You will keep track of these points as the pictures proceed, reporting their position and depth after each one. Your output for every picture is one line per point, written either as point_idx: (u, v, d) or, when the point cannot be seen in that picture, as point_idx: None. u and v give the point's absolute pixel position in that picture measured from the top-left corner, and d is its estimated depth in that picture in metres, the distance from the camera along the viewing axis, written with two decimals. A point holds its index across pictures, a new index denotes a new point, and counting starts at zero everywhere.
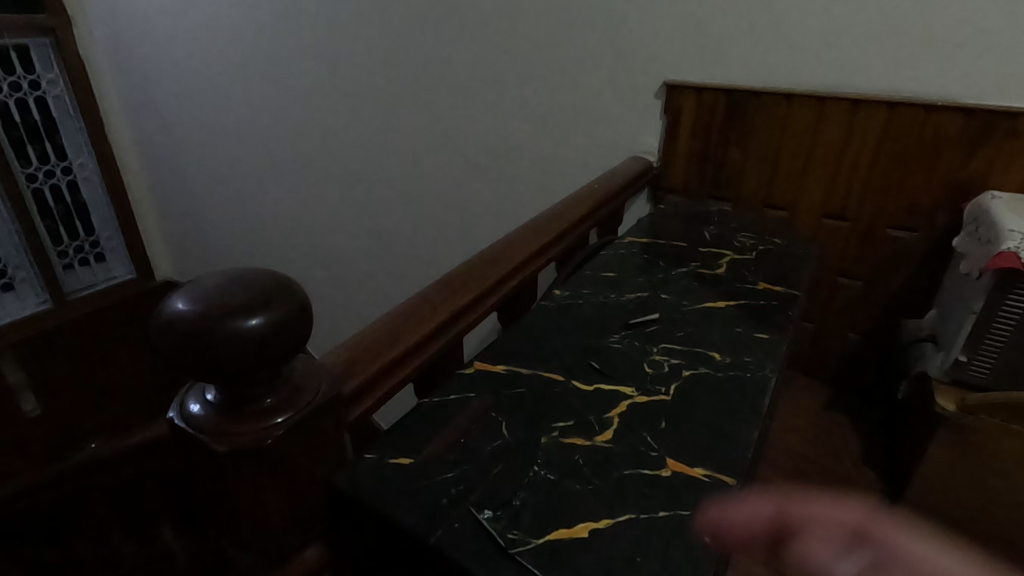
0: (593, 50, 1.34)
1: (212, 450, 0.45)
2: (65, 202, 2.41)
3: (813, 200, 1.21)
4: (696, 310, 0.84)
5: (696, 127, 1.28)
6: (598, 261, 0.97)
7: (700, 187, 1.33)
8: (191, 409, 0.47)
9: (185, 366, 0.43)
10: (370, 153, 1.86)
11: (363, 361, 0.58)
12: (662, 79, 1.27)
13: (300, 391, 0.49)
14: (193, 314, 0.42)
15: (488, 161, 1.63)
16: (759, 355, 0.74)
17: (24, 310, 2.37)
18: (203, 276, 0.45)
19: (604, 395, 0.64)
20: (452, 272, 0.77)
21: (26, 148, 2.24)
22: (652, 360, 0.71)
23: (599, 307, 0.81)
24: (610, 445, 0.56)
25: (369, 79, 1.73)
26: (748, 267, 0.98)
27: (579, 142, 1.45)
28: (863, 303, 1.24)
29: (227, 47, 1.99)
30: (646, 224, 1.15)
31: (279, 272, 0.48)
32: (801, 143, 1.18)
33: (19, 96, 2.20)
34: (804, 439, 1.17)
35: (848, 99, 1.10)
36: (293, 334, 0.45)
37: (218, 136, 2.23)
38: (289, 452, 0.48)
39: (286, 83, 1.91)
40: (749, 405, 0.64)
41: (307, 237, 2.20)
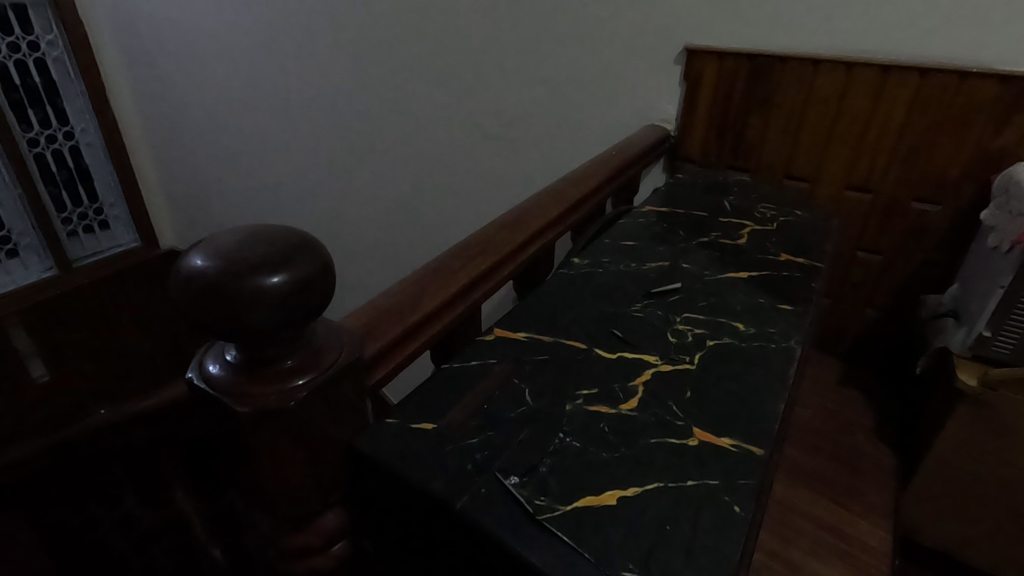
0: (612, 12, 1.28)
1: (233, 411, 0.43)
2: (68, 167, 2.38)
3: (835, 171, 1.18)
4: (718, 280, 0.82)
5: (716, 94, 1.24)
6: (616, 230, 0.94)
7: (718, 157, 1.30)
8: (210, 370, 0.46)
9: (205, 325, 0.42)
10: (378, 119, 1.82)
11: (383, 325, 0.56)
12: (682, 43, 1.23)
13: (321, 353, 0.48)
14: (213, 270, 0.40)
15: (499, 129, 1.59)
16: (784, 327, 0.72)
17: (29, 277, 2.37)
18: (221, 233, 0.44)
19: (627, 363, 0.62)
20: (470, 237, 0.75)
21: (26, 111, 2.20)
22: (675, 329, 0.69)
23: (619, 275, 0.79)
24: (636, 414, 0.55)
25: (377, 41, 1.68)
26: (770, 239, 0.96)
27: (594, 108, 1.41)
28: (882, 277, 1.21)
29: (230, 7, 1.93)
30: (664, 194, 1.12)
31: (300, 229, 0.46)
32: (826, 111, 1.14)
33: (18, 57, 2.15)
34: (817, 413, 1.17)
35: (878, 65, 1.05)
36: (315, 294, 0.44)
37: (222, 101, 2.18)
38: (311, 415, 0.46)
39: (291, 44, 1.86)
40: (776, 376, 0.63)
41: (314, 206, 2.18)
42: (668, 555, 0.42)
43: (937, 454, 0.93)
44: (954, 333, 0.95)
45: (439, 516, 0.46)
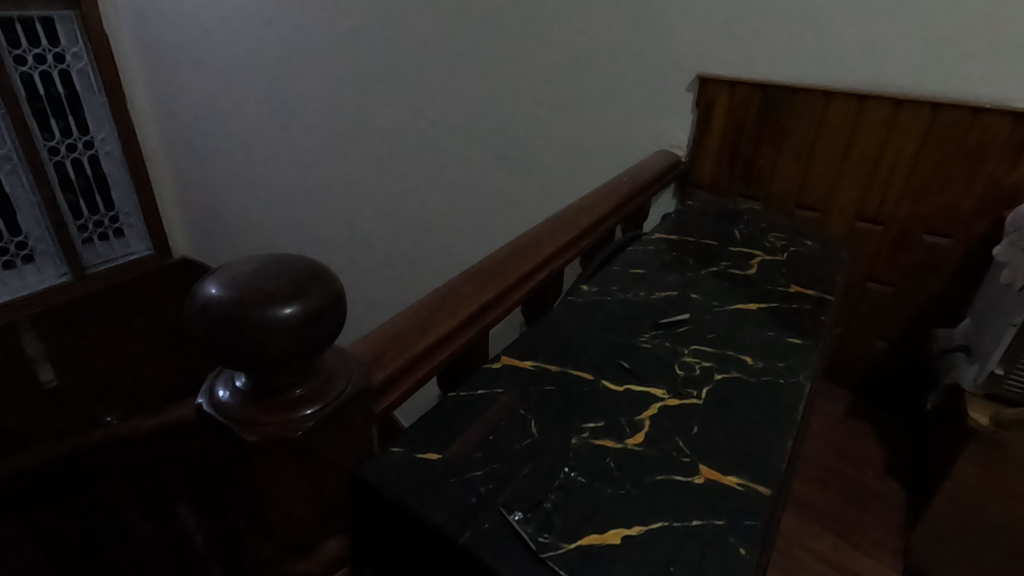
0: (627, 39, 1.30)
1: (239, 439, 0.43)
2: (86, 176, 2.43)
3: (846, 202, 1.18)
4: (727, 312, 0.82)
5: (727, 123, 1.25)
6: (625, 257, 0.95)
7: (728, 184, 1.30)
8: (220, 396, 0.46)
9: (216, 352, 0.42)
10: (390, 138, 1.84)
11: (391, 351, 0.57)
12: (695, 72, 1.24)
13: (330, 381, 0.48)
14: (226, 299, 0.41)
15: (513, 151, 1.60)
16: (792, 362, 0.72)
17: (43, 282, 2.42)
18: (238, 260, 0.44)
19: (634, 396, 0.62)
20: (480, 263, 0.76)
21: (49, 121, 2.25)
22: (683, 361, 0.69)
23: (627, 304, 0.79)
24: (642, 449, 0.55)
25: (395, 62, 1.70)
26: (780, 270, 0.96)
27: (607, 134, 1.42)
28: (893, 309, 1.20)
29: (252, 26, 1.97)
30: (674, 221, 1.12)
31: (313, 258, 0.46)
32: (837, 143, 1.14)
33: (43, 69, 2.21)
34: (825, 446, 1.15)
35: (889, 99, 1.06)
36: (326, 324, 0.44)
37: (240, 115, 2.21)
38: (317, 443, 0.47)
39: (309, 63, 1.89)
40: (785, 412, 0.62)
41: (327, 222, 2.19)
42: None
43: (948, 493, 0.92)
44: (967, 369, 0.93)
45: (441, 549, 0.46)
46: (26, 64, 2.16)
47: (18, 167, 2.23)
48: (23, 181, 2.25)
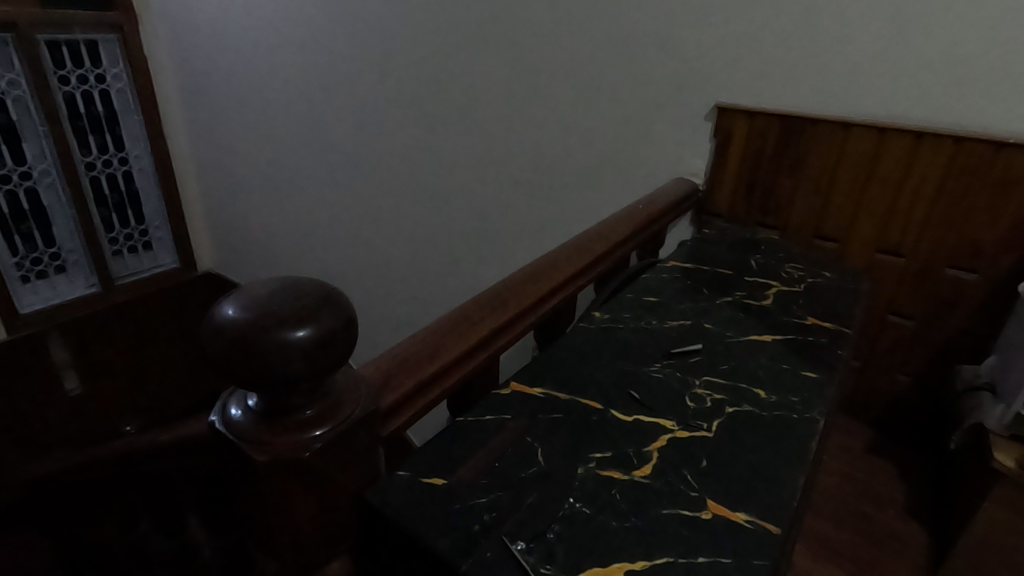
0: (647, 68, 1.32)
1: (249, 458, 0.44)
2: (119, 191, 2.52)
3: (866, 234, 1.17)
4: (741, 343, 0.81)
5: (745, 153, 1.25)
6: (639, 284, 0.95)
7: (746, 213, 1.30)
8: (232, 415, 0.47)
9: (230, 373, 0.43)
10: (411, 159, 1.88)
11: (401, 375, 0.57)
12: (713, 101, 1.25)
13: (340, 404, 0.48)
14: (242, 322, 0.42)
15: (532, 175, 1.62)
16: (807, 396, 0.71)
17: (73, 292, 2.50)
18: (256, 283, 0.46)
19: (643, 426, 0.62)
20: (493, 287, 0.77)
21: (87, 138, 2.35)
22: (694, 393, 0.68)
23: (639, 332, 0.79)
24: (649, 481, 0.54)
25: (419, 87, 1.75)
26: (796, 301, 0.95)
27: (625, 161, 1.43)
28: (915, 344, 1.18)
29: (284, 50, 2.04)
30: (690, 249, 1.12)
31: (327, 283, 0.47)
32: (857, 174, 1.14)
33: (85, 89, 2.31)
34: (843, 482, 1.12)
35: (910, 132, 1.05)
36: (338, 347, 0.45)
37: (268, 135, 2.28)
38: (325, 464, 0.47)
39: (336, 86, 1.95)
40: (798, 448, 0.61)
41: (348, 240, 2.23)
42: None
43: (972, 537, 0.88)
44: (992, 409, 0.91)
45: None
46: (69, 84, 2.26)
47: (56, 182, 2.33)
48: (60, 194, 2.34)
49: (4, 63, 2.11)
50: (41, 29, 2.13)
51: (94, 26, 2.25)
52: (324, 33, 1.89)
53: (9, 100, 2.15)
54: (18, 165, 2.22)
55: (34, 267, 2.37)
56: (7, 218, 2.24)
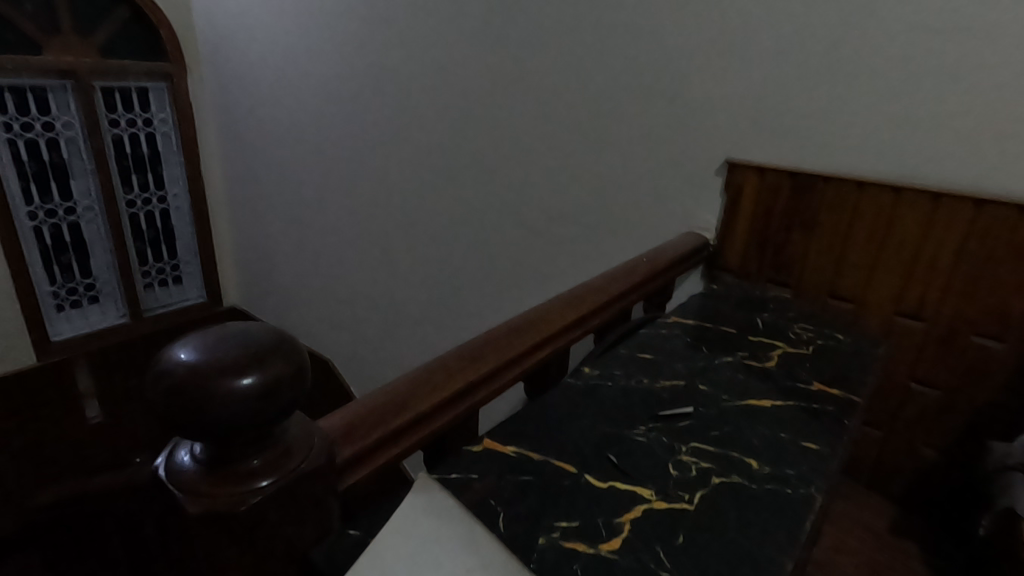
0: (659, 124, 1.34)
1: (186, 510, 0.43)
2: (155, 227, 2.64)
3: (883, 296, 1.11)
4: (737, 407, 0.76)
5: (756, 209, 1.23)
6: (636, 339, 0.92)
7: (757, 270, 1.26)
8: (178, 462, 0.46)
9: (171, 420, 0.42)
10: (430, 205, 1.92)
11: (364, 427, 0.56)
12: (724, 156, 1.25)
13: (288, 454, 0.47)
14: (186, 368, 0.42)
15: (545, 225, 1.63)
16: (804, 470, 0.66)
17: (104, 322, 2.59)
18: (211, 328, 0.45)
19: (617, 495, 0.58)
20: (478, 337, 0.75)
21: (130, 177, 2.49)
22: (679, 460, 0.64)
23: (628, 391, 0.76)
24: (615, 557, 0.50)
25: (439, 137, 1.81)
26: (803, 364, 0.90)
27: (637, 213, 1.43)
28: (941, 415, 1.10)
29: (317, 100, 2.14)
30: (695, 305, 1.09)
31: (283, 329, 0.47)
32: (872, 234, 1.10)
33: (132, 131, 2.46)
34: (861, 564, 1.03)
35: (927, 193, 1.02)
36: (285, 397, 0.44)
37: (297, 179, 2.36)
38: (266, 519, 0.45)
39: (363, 134, 2.03)
40: (787, 528, 0.56)
41: (367, 281, 2.26)
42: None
43: None
44: None
45: None
46: (118, 127, 2.41)
47: (97, 217, 2.46)
48: (100, 228, 2.47)
49: (62, 107, 2.28)
50: (97, 77, 2.30)
51: (147, 74, 2.42)
52: (355, 85, 1.98)
53: (62, 140, 2.31)
54: (64, 200, 2.36)
55: (69, 296, 2.48)
56: (49, 249, 2.37)
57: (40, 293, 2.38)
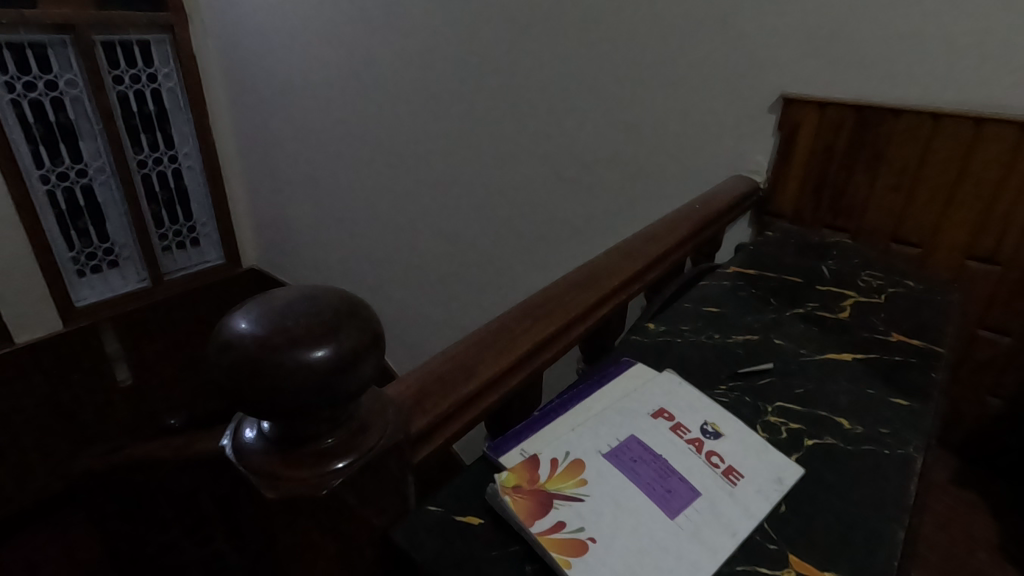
0: (701, 59, 1.24)
1: (262, 494, 0.39)
2: (169, 187, 2.57)
3: (955, 238, 1.04)
4: (818, 363, 0.71)
5: (814, 149, 1.14)
6: (696, 292, 0.86)
7: (813, 214, 1.19)
8: (245, 439, 0.42)
9: (237, 397, 0.37)
10: (451, 159, 1.84)
11: (435, 396, 0.52)
12: (779, 91, 1.15)
13: (364, 432, 0.43)
14: (252, 339, 0.37)
15: (576, 172, 1.56)
16: (899, 428, 0.61)
17: (126, 286, 2.56)
18: (269, 294, 0.40)
19: (744, 409, 0.62)
20: (534, 297, 0.70)
21: (139, 136, 2.40)
22: (767, 421, 0.60)
23: (698, 348, 0.71)
24: (805, 350, 0.74)
25: (456, 83, 1.72)
26: (878, 314, 0.84)
27: (678, 158, 1.35)
28: (1009, 363, 1.05)
29: (326, 48, 2.04)
30: (751, 252, 1.02)
31: (351, 293, 0.42)
32: (945, 172, 1.01)
33: (138, 88, 2.36)
34: (927, 518, 0.97)
35: (1013, 123, 0.93)
36: (362, 371, 0.39)
37: (311, 133, 2.29)
38: (345, 501, 0.41)
39: (379, 81, 1.93)
40: (891, 491, 0.52)
41: (389, 237, 2.21)
42: (690, 553, 0.45)
43: None
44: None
45: None
46: (122, 83, 2.31)
47: (110, 179, 2.39)
48: (113, 190, 2.41)
49: (63, 64, 2.17)
50: (97, 31, 2.18)
51: (148, 26, 2.31)
52: (366, 29, 1.87)
53: (67, 100, 2.21)
54: (75, 162, 2.28)
55: (89, 261, 2.43)
56: (64, 214, 2.30)
57: (60, 260, 2.33)
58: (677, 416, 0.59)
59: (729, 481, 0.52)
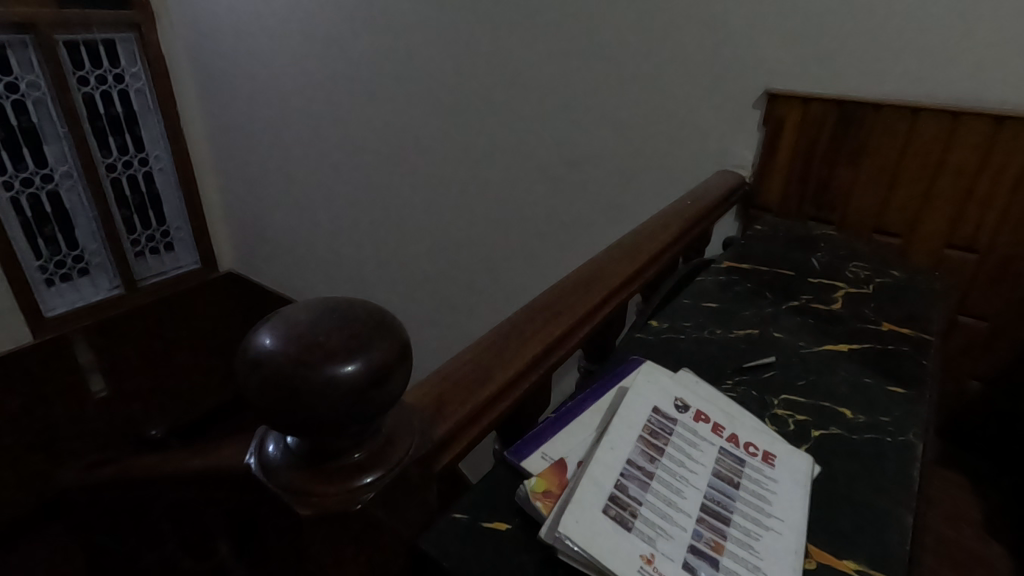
0: (684, 55, 1.25)
1: (293, 511, 0.39)
2: (140, 191, 2.49)
3: (933, 228, 1.08)
4: (816, 354, 0.73)
5: (798, 143, 1.16)
6: (694, 288, 0.87)
7: (798, 208, 1.21)
8: (271, 455, 0.41)
9: (268, 415, 0.37)
10: (436, 158, 1.82)
11: (454, 403, 0.52)
12: (763, 87, 1.17)
13: (391, 445, 0.43)
14: (282, 355, 0.36)
15: (562, 170, 1.56)
16: (898, 416, 0.63)
17: (97, 295, 2.47)
18: (293, 307, 0.39)
19: (753, 404, 0.64)
20: (541, 298, 0.70)
21: (107, 139, 2.32)
22: (774, 414, 0.62)
23: (702, 345, 0.73)
24: (804, 344, 0.75)
25: (436, 80, 1.70)
26: (868, 304, 0.86)
27: (663, 154, 1.36)
28: (988, 345, 1.10)
29: (300, 46, 2.00)
30: (742, 246, 1.04)
31: (376, 304, 0.41)
32: (924, 165, 1.05)
33: (104, 89, 2.27)
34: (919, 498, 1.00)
35: (989, 116, 0.96)
36: (391, 384, 0.39)
37: (287, 133, 2.24)
38: (375, 513, 0.41)
39: (356, 80, 1.90)
40: (897, 478, 0.54)
41: (371, 238, 2.19)
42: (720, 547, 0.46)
43: None
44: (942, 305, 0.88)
45: None
46: (87, 84, 2.22)
47: (77, 184, 2.29)
48: (81, 195, 2.31)
49: (24, 65, 2.08)
50: (60, 30, 2.09)
51: (112, 24, 2.22)
52: (341, 26, 1.84)
53: (30, 103, 2.11)
54: (40, 167, 2.19)
55: (58, 270, 2.34)
56: (30, 221, 2.20)
57: (27, 269, 2.24)
58: (693, 404, 0.59)
59: (767, 465, 0.54)
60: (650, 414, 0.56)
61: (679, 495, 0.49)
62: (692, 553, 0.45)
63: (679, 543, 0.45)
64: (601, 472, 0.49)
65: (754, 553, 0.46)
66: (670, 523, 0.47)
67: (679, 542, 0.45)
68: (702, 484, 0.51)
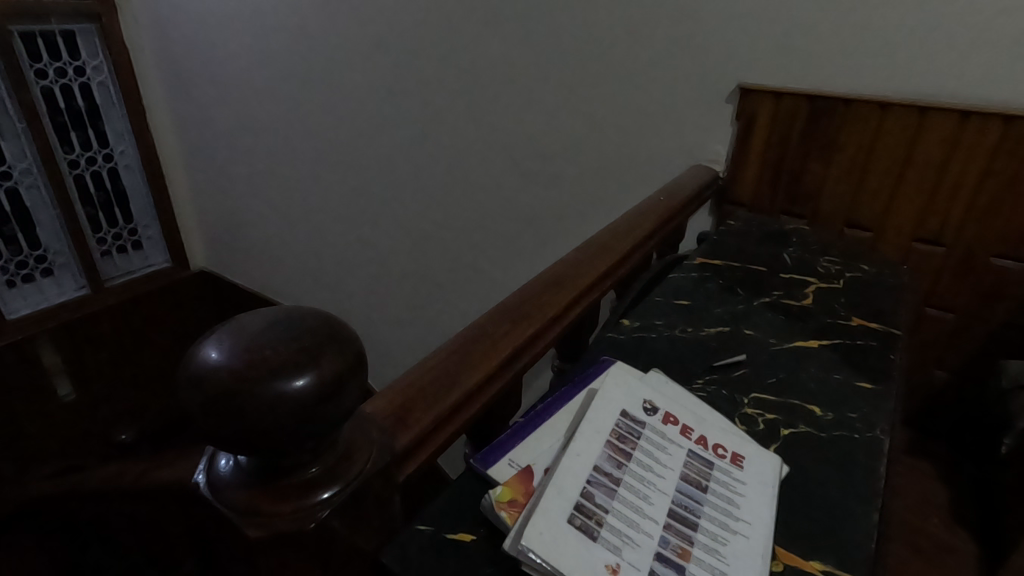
0: (657, 49, 1.25)
1: (243, 533, 0.37)
2: (105, 188, 2.40)
3: (901, 222, 1.09)
4: (786, 351, 0.73)
5: (770, 138, 1.17)
6: (667, 285, 0.87)
7: (771, 202, 1.21)
8: (221, 472, 0.39)
9: (213, 433, 0.35)
10: (410, 154, 1.79)
11: (418, 410, 0.50)
12: (736, 82, 1.17)
13: (349, 458, 0.41)
14: (227, 371, 0.34)
15: (537, 165, 1.54)
16: (866, 412, 0.63)
17: (62, 296, 2.39)
18: (240, 318, 0.37)
19: (724, 404, 0.63)
20: (510, 298, 0.69)
21: (69, 134, 2.23)
22: (744, 414, 0.62)
23: (673, 344, 0.72)
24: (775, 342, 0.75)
25: (408, 74, 1.67)
26: (838, 299, 0.87)
27: (637, 150, 1.36)
28: (954, 337, 1.12)
29: (268, 38, 1.94)
30: (715, 242, 1.04)
31: (330, 313, 0.40)
32: (892, 160, 1.06)
33: (64, 82, 2.19)
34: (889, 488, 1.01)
35: (955, 112, 0.97)
36: (346, 397, 0.37)
37: (257, 128, 2.18)
38: (332, 531, 0.39)
39: (327, 73, 1.85)
40: (864, 475, 0.54)
41: (345, 234, 2.15)
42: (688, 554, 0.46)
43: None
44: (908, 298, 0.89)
45: None
46: (46, 77, 2.13)
47: (38, 181, 2.21)
48: (42, 193, 2.23)
49: None
50: (14, 21, 2.00)
51: (71, 14, 2.14)
52: (310, 17, 1.79)
53: None
54: None
55: (19, 271, 2.25)
56: None
57: None
58: (663, 406, 0.59)
59: (736, 466, 0.54)
60: (617, 419, 0.56)
61: (646, 501, 0.49)
62: (658, 561, 0.44)
63: (646, 551, 0.45)
64: (566, 480, 0.48)
65: (721, 558, 0.46)
66: (636, 531, 0.46)
67: (645, 551, 0.45)
68: (669, 488, 0.51)
